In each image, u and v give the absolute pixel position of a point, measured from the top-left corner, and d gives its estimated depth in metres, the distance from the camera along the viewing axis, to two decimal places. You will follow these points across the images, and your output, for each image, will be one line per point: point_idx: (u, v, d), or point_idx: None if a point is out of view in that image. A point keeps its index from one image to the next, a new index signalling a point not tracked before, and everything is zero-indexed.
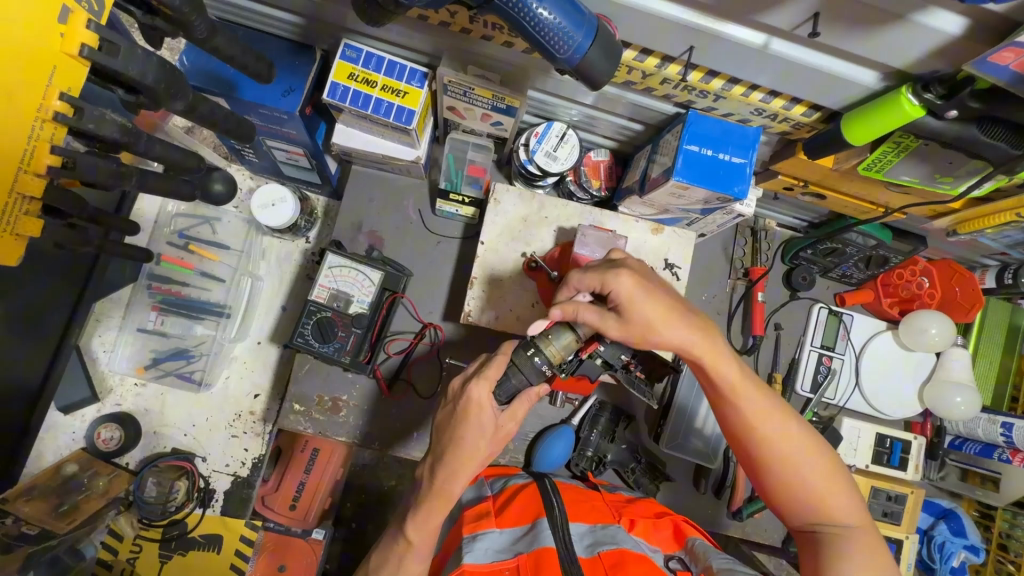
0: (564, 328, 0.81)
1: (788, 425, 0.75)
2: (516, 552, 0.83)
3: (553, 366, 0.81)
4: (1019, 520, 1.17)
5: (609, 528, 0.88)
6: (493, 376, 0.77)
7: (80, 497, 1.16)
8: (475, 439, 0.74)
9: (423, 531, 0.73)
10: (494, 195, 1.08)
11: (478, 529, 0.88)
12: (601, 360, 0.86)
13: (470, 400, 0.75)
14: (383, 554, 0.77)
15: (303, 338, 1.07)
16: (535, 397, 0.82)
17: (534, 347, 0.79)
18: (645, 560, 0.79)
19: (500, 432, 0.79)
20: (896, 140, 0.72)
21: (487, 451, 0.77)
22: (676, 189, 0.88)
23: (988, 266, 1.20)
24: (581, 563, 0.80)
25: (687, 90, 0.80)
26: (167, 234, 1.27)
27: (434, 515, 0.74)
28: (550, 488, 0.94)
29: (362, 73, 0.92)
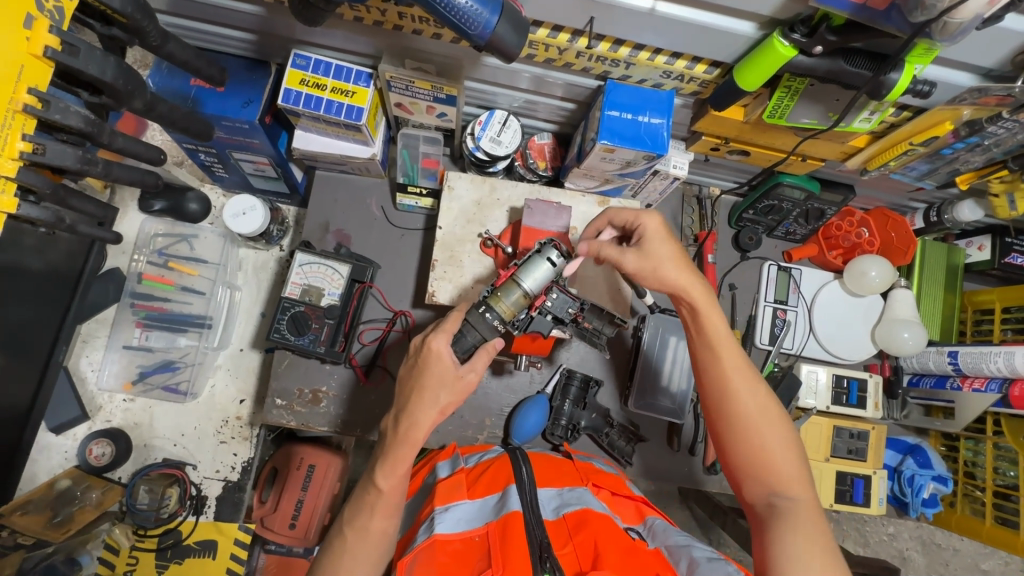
0: (513, 285, 0.90)
1: (760, 389, 0.78)
2: (487, 519, 0.84)
3: (506, 321, 0.90)
4: (981, 446, 1.22)
5: (577, 489, 0.91)
6: (449, 330, 0.87)
7: (75, 508, 1.21)
8: (435, 390, 0.83)
9: (393, 477, 0.82)
10: (449, 182, 1.16)
11: (450, 502, 0.88)
12: (552, 317, 0.93)
13: (432, 350, 0.84)
14: (356, 507, 0.83)
15: (279, 333, 1.13)
16: (493, 352, 0.88)
17: (485, 305, 0.89)
18: (606, 517, 0.83)
19: (461, 382, 0.84)
20: (787, 84, 0.81)
21: (448, 404, 0.84)
22: (605, 152, 0.96)
23: (917, 208, 1.28)
24: (547, 525, 0.84)
25: (600, 60, 0.89)
26: (146, 255, 1.34)
27: (401, 460, 0.82)
28: (522, 458, 0.96)
29: (312, 78, 1.01)
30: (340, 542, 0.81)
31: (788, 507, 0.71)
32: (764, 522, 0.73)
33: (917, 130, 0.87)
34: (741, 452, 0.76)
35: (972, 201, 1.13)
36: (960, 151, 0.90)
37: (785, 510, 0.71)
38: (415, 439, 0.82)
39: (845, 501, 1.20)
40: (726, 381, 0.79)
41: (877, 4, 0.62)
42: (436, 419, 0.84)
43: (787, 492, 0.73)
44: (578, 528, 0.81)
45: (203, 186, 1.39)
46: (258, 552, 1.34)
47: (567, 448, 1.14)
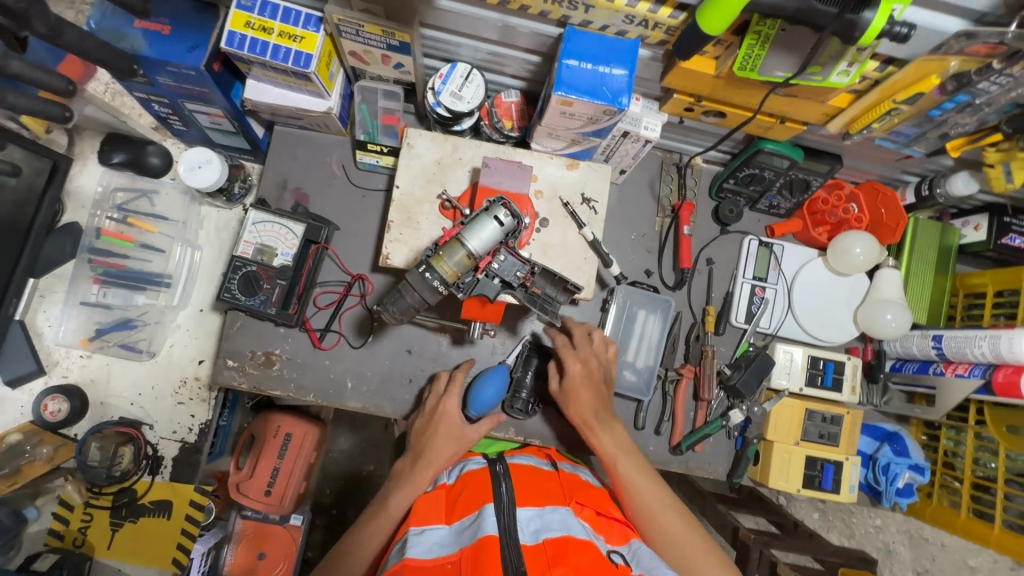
0: (457, 245, 0.85)
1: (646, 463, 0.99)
2: (460, 544, 0.82)
3: (448, 284, 0.85)
4: (963, 436, 1.16)
5: (558, 511, 0.86)
6: (438, 392, 1.11)
7: (24, 462, 1.19)
8: (443, 442, 1.04)
9: (374, 536, 0.96)
10: (408, 140, 1.11)
11: (425, 524, 0.89)
12: (499, 280, 0.88)
13: (442, 411, 1.07)
14: (335, 559, 0.96)
15: (230, 293, 1.10)
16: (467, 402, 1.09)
17: (426, 266, 0.84)
18: (587, 546, 0.78)
19: (462, 437, 1.05)
20: (755, 28, 0.74)
21: (453, 455, 1.04)
22: (563, 106, 0.90)
23: (910, 182, 1.20)
24: (525, 549, 0.79)
25: (557, 2, 0.82)
26: (105, 210, 1.30)
27: (381, 526, 0.96)
28: (502, 475, 0.94)
29: (258, 21, 0.96)
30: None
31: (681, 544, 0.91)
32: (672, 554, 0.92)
33: (902, 86, 0.80)
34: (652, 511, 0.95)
35: (966, 173, 1.06)
36: (949, 112, 0.83)
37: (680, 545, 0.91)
38: (435, 464, 1.01)
39: (814, 486, 1.15)
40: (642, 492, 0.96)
41: None
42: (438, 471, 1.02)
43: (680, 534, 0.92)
44: (558, 560, 0.75)
45: (165, 141, 1.35)
46: (235, 517, 1.46)
47: (553, 456, 1.12)
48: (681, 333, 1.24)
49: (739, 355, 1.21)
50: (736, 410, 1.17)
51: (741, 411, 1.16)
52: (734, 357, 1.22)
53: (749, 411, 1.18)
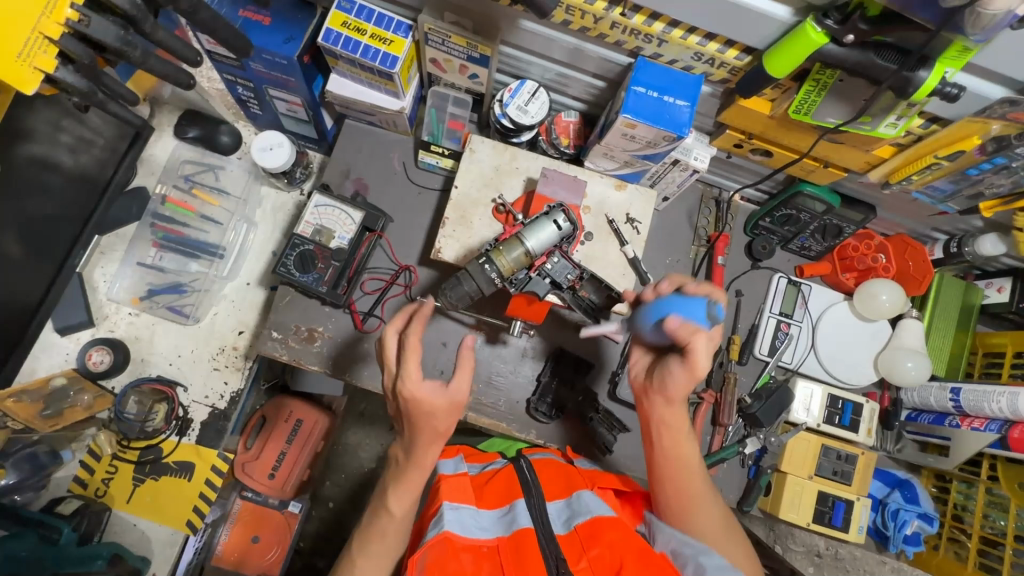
0: (515, 243, 0.92)
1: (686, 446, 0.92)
2: (497, 531, 0.86)
3: (503, 277, 0.92)
4: (973, 490, 1.19)
5: (584, 495, 0.90)
6: (414, 371, 0.83)
7: (66, 405, 1.23)
8: (430, 419, 0.83)
9: (402, 500, 0.87)
10: (471, 145, 1.18)
11: (457, 500, 0.88)
12: (550, 281, 0.95)
13: (407, 397, 0.82)
14: (366, 535, 0.88)
15: (285, 268, 1.16)
16: (473, 352, 0.85)
17: (486, 258, 0.90)
18: (615, 524, 0.83)
19: (449, 404, 0.83)
20: (816, 76, 0.81)
21: (446, 426, 0.85)
22: (626, 128, 0.97)
23: (938, 239, 1.26)
24: (559, 539, 0.84)
25: (634, 34, 0.90)
26: (173, 180, 1.39)
27: (412, 482, 0.87)
28: (528, 469, 0.95)
29: (354, 22, 1.05)
30: (348, 565, 0.88)
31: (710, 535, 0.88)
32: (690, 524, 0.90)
33: (943, 143, 0.86)
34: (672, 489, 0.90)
35: (995, 236, 1.12)
36: (986, 173, 0.89)
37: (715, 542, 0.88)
38: (436, 436, 0.85)
39: (823, 522, 1.17)
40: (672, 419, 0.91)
41: None
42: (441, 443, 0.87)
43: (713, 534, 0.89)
44: (592, 540, 0.81)
45: (237, 123, 1.43)
46: (234, 498, 1.45)
47: (569, 452, 1.11)
48: (705, 359, 1.27)
49: (760, 386, 1.25)
50: (752, 438, 1.20)
51: (757, 441, 1.19)
52: (755, 388, 1.25)
53: (764, 441, 1.20)
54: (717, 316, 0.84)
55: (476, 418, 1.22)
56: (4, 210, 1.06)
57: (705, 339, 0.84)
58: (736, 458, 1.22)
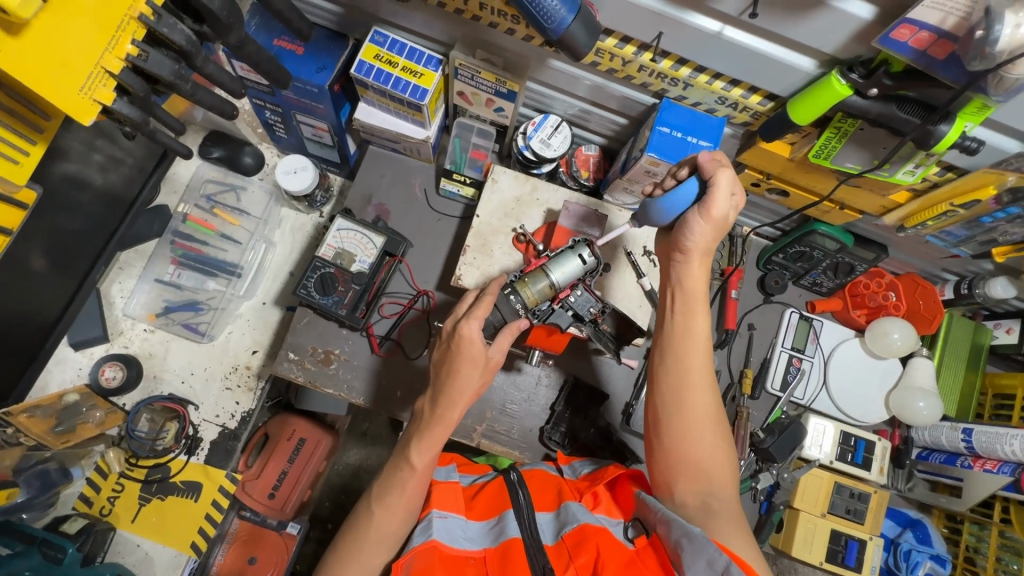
0: (540, 273, 0.94)
1: (705, 391, 0.87)
2: (484, 543, 0.89)
3: (527, 308, 0.94)
4: (985, 532, 1.19)
5: (573, 505, 0.90)
6: (480, 315, 0.91)
7: (78, 421, 1.23)
8: (468, 370, 0.91)
9: (425, 454, 0.92)
10: (493, 175, 1.20)
11: (446, 509, 0.93)
12: (573, 313, 0.97)
13: (463, 336, 0.90)
14: (387, 485, 0.92)
15: (306, 290, 1.17)
16: (515, 333, 0.92)
17: (511, 288, 0.93)
18: (603, 532, 0.84)
19: (486, 360, 0.92)
20: (837, 124, 0.84)
21: (479, 385, 0.93)
22: (649, 166, 1.00)
23: (948, 280, 1.28)
24: (547, 549, 0.85)
25: (660, 77, 0.93)
26: (194, 199, 1.41)
27: (435, 440, 0.93)
28: (517, 482, 0.96)
29: (386, 55, 1.08)
30: (366, 519, 0.91)
31: (713, 490, 0.82)
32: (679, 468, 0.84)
33: (959, 192, 0.88)
34: (675, 423, 0.85)
35: (1005, 279, 1.14)
36: (1000, 221, 0.91)
37: (714, 503, 0.81)
38: (464, 393, 0.92)
39: (836, 562, 1.17)
40: (686, 368, 0.87)
41: (937, 53, 0.65)
42: (469, 399, 0.93)
43: (714, 485, 0.83)
44: (579, 549, 0.82)
45: (260, 144, 1.46)
46: (229, 516, 1.39)
47: (560, 458, 1.12)
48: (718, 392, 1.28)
49: (772, 421, 1.25)
50: (765, 473, 1.19)
51: (769, 476, 1.18)
52: (767, 423, 1.25)
53: (777, 476, 1.19)
54: (714, 199, 0.83)
55: (489, 445, 1.22)
56: (34, 226, 1.07)
57: (698, 213, 0.84)
58: (749, 492, 1.20)
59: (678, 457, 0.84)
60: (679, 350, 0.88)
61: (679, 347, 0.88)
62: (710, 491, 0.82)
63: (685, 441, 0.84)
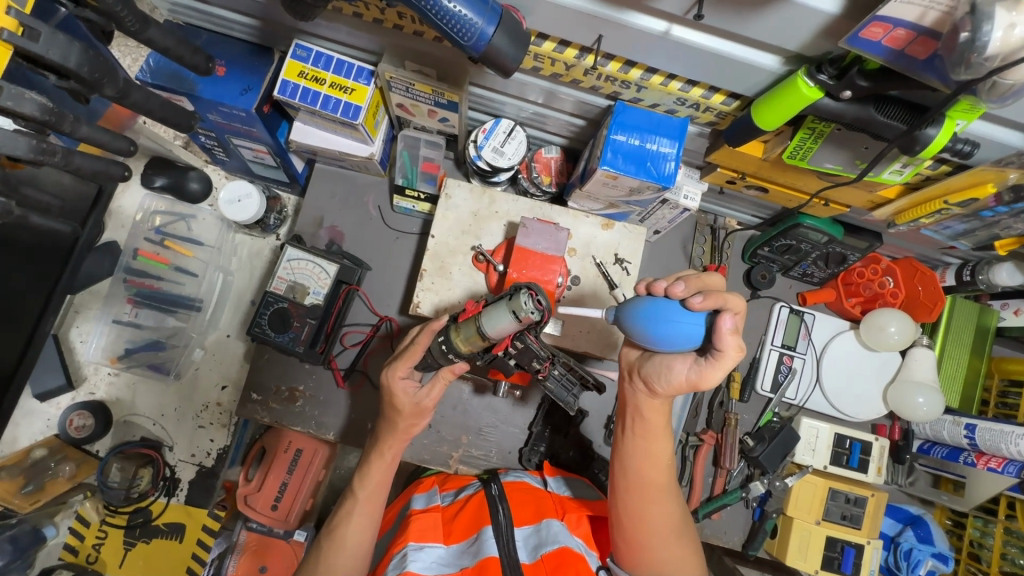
0: (472, 322, 0.82)
1: (666, 503, 0.84)
2: (461, 564, 0.87)
3: (462, 354, 0.86)
4: (990, 527, 1.13)
5: (554, 524, 0.91)
6: (408, 360, 0.90)
7: (47, 479, 1.20)
8: (396, 415, 0.91)
9: (367, 489, 0.91)
10: (446, 190, 1.11)
11: (425, 540, 0.90)
12: (515, 362, 0.85)
13: (386, 385, 0.92)
14: (329, 539, 0.88)
15: (260, 328, 1.10)
16: (451, 377, 0.88)
17: (442, 335, 0.85)
18: (582, 560, 0.85)
19: (417, 408, 0.90)
20: (811, 126, 0.74)
21: (410, 426, 0.92)
22: (607, 178, 0.90)
23: (950, 264, 1.18)
24: (524, 568, 0.84)
25: (610, 80, 0.82)
26: (144, 232, 1.29)
27: (374, 477, 0.92)
28: (498, 497, 0.97)
29: (311, 71, 0.97)
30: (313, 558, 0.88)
31: None
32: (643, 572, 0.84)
33: (955, 189, 0.78)
34: (635, 535, 0.84)
35: (1012, 265, 1.04)
36: (1002, 216, 0.81)
37: None
38: (396, 433, 0.93)
39: (832, 569, 1.12)
40: (645, 482, 0.84)
41: (917, 52, 0.54)
42: (404, 440, 0.93)
43: None
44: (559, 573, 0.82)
45: (205, 167, 1.38)
46: (239, 528, 1.31)
47: (545, 469, 1.11)
48: (705, 398, 1.21)
49: (763, 424, 1.20)
50: (757, 482, 1.15)
51: (762, 484, 1.14)
52: (757, 426, 1.20)
53: (769, 485, 1.15)
54: (711, 371, 0.71)
55: (467, 471, 1.18)
56: None
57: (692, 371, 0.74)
58: (741, 500, 1.18)
59: (641, 564, 0.84)
60: (640, 470, 0.84)
61: (638, 467, 0.84)
62: None
63: (648, 552, 0.83)
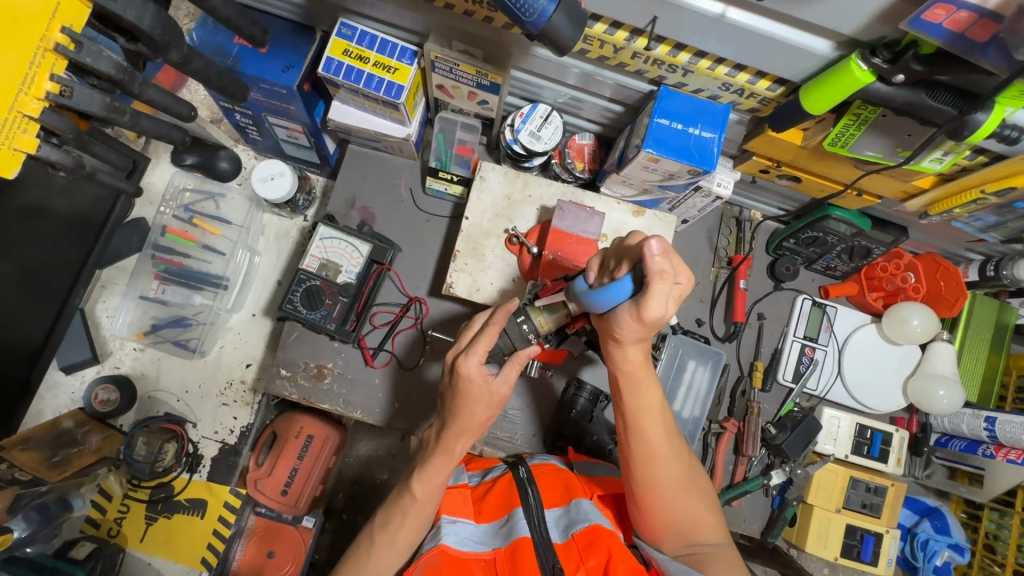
0: (557, 298, 0.88)
1: (672, 460, 0.81)
2: (494, 543, 0.87)
3: (540, 335, 0.87)
4: (1005, 520, 1.15)
5: (583, 504, 0.90)
6: (481, 350, 0.83)
7: (73, 450, 1.19)
8: (471, 407, 0.84)
9: (427, 486, 0.87)
10: (480, 172, 1.12)
11: (456, 513, 0.92)
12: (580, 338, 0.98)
13: (462, 375, 0.83)
14: (389, 513, 0.89)
15: (292, 304, 1.10)
16: (526, 362, 0.84)
17: (524, 315, 0.86)
18: (615, 536, 0.84)
19: (494, 397, 0.84)
20: (857, 111, 0.75)
21: (484, 417, 0.86)
22: (648, 162, 0.92)
23: (972, 260, 1.20)
24: (557, 548, 0.84)
25: (657, 64, 0.84)
26: (172, 208, 1.30)
27: (436, 472, 0.87)
28: (527, 480, 0.94)
29: (355, 50, 0.98)
30: (366, 547, 0.87)
31: (707, 551, 0.81)
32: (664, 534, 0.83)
33: (992, 177, 0.80)
34: (646, 502, 0.82)
35: None
36: None
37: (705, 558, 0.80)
38: (470, 427, 0.86)
39: (851, 556, 1.14)
40: (647, 444, 0.80)
41: (977, 35, 0.56)
42: (477, 431, 0.87)
43: (704, 541, 0.82)
44: (590, 550, 0.82)
45: (236, 147, 1.38)
46: (247, 513, 1.31)
47: (570, 453, 1.09)
48: (727, 386, 1.23)
49: (784, 414, 1.21)
50: (778, 469, 1.16)
51: (783, 472, 1.15)
52: (778, 416, 1.21)
53: (791, 473, 1.16)
54: (646, 302, 0.64)
55: (492, 452, 1.19)
56: None
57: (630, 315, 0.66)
58: (760, 488, 1.18)
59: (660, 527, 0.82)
60: (640, 434, 0.80)
61: (638, 433, 0.80)
62: (704, 550, 0.81)
63: (662, 516, 0.82)
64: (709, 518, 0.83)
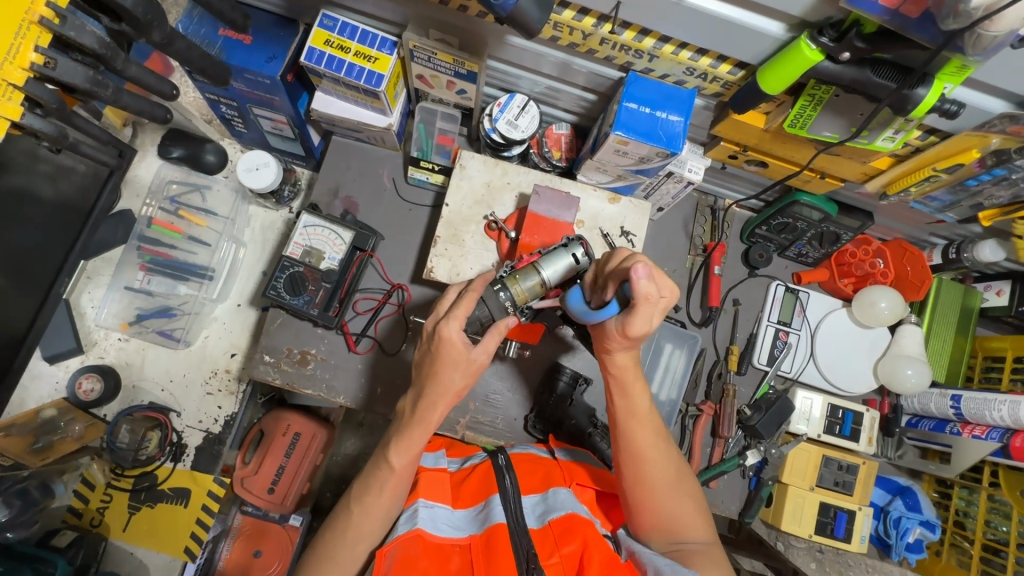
0: (531, 271, 0.92)
1: (663, 461, 0.86)
2: (471, 530, 0.87)
3: (517, 305, 0.91)
4: (975, 496, 1.18)
5: (561, 492, 0.91)
6: (461, 315, 0.86)
7: (56, 438, 1.24)
8: (449, 372, 0.86)
9: (405, 453, 0.89)
10: (460, 161, 1.15)
11: (433, 499, 0.91)
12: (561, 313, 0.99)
13: (443, 338, 0.85)
14: (367, 486, 0.90)
15: (275, 291, 1.12)
16: (504, 333, 0.87)
17: (501, 283, 0.90)
18: (590, 524, 0.85)
19: (471, 364, 0.87)
20: (811, 92, 0.79)
21: (461, 384, 0.89)
22: (618, 145, 0.95)
23: (936, 244, 1.25)
24: (532, 533, 0.85)
25: (624, 50, 0.87)
26: (159, 200, 1.32)
27: (415, 443, 0.89)
28: (505, 467, 0.94)
29: (337, 40, 1.01)
30: (346, 521, 0.88)
31: (693, 548, 0.84)
32: (654, 531, 0.86)
33: (944, 155, 0.85)
34: (637, 498, 0.86)
35: (994, 242, 1.10)
36: (985, 184, 0.87)
37: (689, 554, 0.84)
38: (447, 393, 0.88)
39: (826, 533, 1.17)
40: (637, 442, 0.86)
41: (910, 11, 0.60)
42: (452, 400, 0.90)
43: (691, 539, 0.85)
44: (566, 538, 0.83)
45: (222, 140, 1.40)
46: (234, 512, 1.34)
47: (551, 442, 1.09)
48: (704, 369, 1.26)
49: (759, 396, 1.24)
50: (753, 449, 1.18)
51: (757, 452, 1.17)
52: (754, 398, 1.24)
53: (765, 452, 1.18)
54: (634, 320, 0.75)
55: (474, 436, 1.21)
56: None
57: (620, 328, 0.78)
58: (737, 469, 1.20)
59: (649, 523, 0.86)
60: (631, 433, 0.86)
61: (629, 430, 0.86)
62: (691, 547, 0.84)
63: (653, 512, 0.85)
64: (697, 517, 0.86)
